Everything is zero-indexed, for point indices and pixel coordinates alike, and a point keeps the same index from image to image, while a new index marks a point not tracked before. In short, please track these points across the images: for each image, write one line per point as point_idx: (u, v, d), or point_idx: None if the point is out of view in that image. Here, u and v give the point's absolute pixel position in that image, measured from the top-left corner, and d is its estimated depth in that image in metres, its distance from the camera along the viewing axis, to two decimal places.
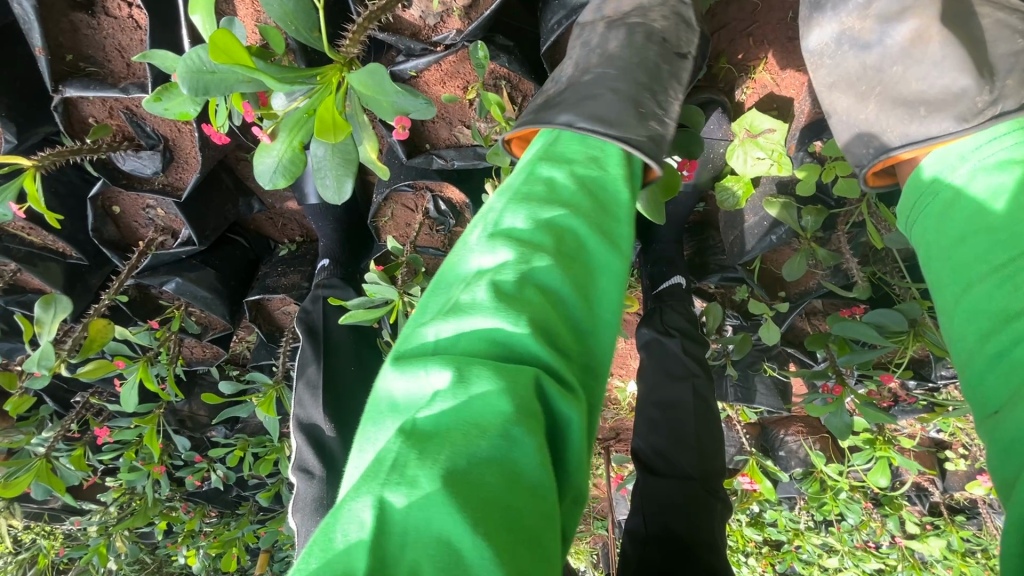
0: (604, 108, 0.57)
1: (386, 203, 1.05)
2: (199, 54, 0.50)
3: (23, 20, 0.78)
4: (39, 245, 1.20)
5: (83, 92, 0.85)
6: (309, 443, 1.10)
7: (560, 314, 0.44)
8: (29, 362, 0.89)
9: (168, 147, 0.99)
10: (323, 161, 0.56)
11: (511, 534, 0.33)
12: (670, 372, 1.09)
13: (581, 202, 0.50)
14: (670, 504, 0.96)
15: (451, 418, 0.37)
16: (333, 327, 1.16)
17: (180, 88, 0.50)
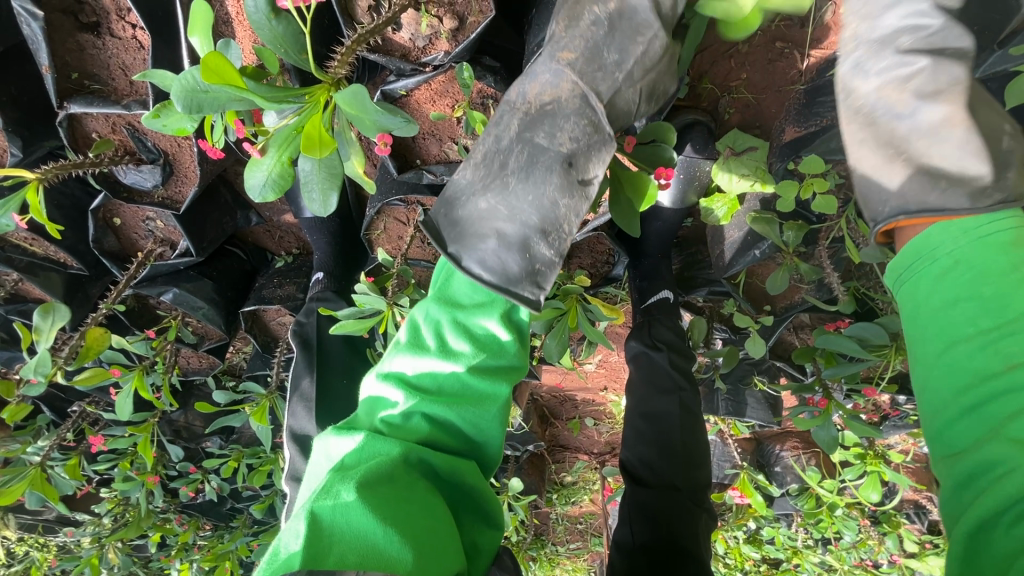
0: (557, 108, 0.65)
1: (379, 217, 1.08)
2: (193, 74, 0.53)
3: (33, 39, 0.82)
4: (40, 255, 1.23)
5: (88, 109, 0.89)
6: (300, 452, 1.11)
7: (445, 432, 0.60)
8: (25, 368, 0.92)
9: (168, 161, 1.03)
10: (310, 176, 0.58)
11: (410, 529, 0.49)
12: (658, 384, 1.10)
13: (463, 353, 0.60)
14: (654, 512, 0.97)
15: (372, 451, 0.55)
16: (327, 337, 1.19)
17: (175, 104, 0.53)
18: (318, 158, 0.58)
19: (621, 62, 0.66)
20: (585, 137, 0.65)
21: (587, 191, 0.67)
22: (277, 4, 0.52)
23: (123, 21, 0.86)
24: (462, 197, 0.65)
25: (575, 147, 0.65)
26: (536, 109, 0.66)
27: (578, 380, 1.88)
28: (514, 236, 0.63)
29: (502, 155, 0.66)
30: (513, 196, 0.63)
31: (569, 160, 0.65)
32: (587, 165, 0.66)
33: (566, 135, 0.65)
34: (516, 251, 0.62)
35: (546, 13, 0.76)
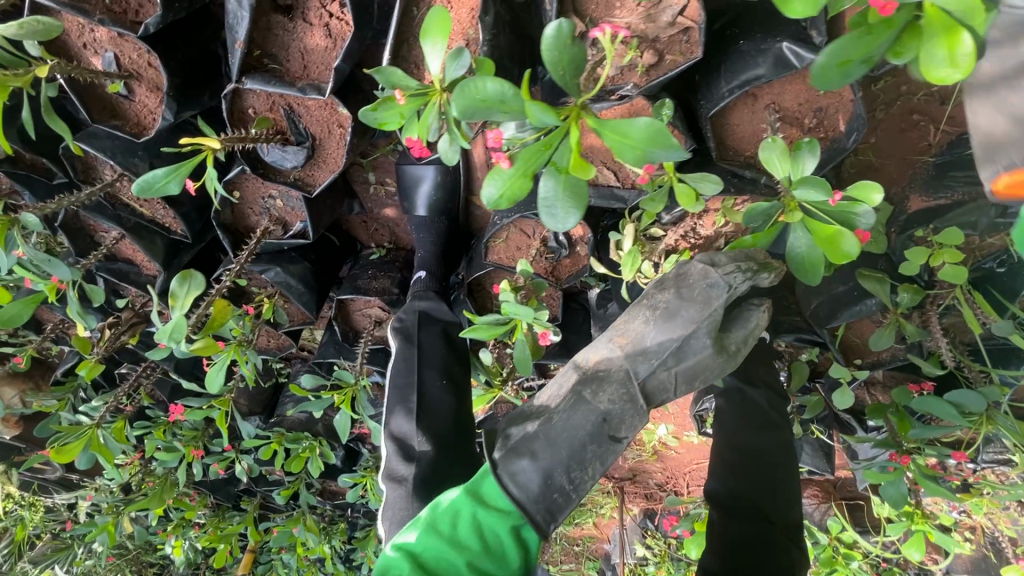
0: (606, 404, 0.87)
1: (505, 226, 1.12)
2: (477, 85, 0.56)
3: (235, 15, 0.85)
4: (147, 217, 1.23)
5: (262, 85, 0.90)
6: (399, 451, 1.08)
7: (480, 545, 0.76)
8: (161, 332, 0.91)
9: (314, 145, 1.04)
10: (551, 195, 0.61)
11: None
12: (753, 417, 1.16)
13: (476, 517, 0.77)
14: (748, 546, 0.95)
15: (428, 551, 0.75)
16: (426, 334, 1.20)
17: (456, 109, 0.57)
18: (564, 179, 0.61)
19: (671, 312, 0.90)
20: (620, 403, 0.87)
21: (617, 447, 0.85)
22: (575, 31, 0.55)
23: (321, 10, 0.88)
24: (518, 429, 0.88)
25: (611, 408, 0.86)
26: (592, 373, 0.91)
27: None
28: (543, 461, 0.82)
29: (560, 398, 0.91)
30: (552, 422, 0.86)
31: (605, 416, 0.86)
32: (620, 425, 0.86)
33: (605, 397, 0.87)
34: (540, 476, 0.81)
35: (741, 61, 0.80)
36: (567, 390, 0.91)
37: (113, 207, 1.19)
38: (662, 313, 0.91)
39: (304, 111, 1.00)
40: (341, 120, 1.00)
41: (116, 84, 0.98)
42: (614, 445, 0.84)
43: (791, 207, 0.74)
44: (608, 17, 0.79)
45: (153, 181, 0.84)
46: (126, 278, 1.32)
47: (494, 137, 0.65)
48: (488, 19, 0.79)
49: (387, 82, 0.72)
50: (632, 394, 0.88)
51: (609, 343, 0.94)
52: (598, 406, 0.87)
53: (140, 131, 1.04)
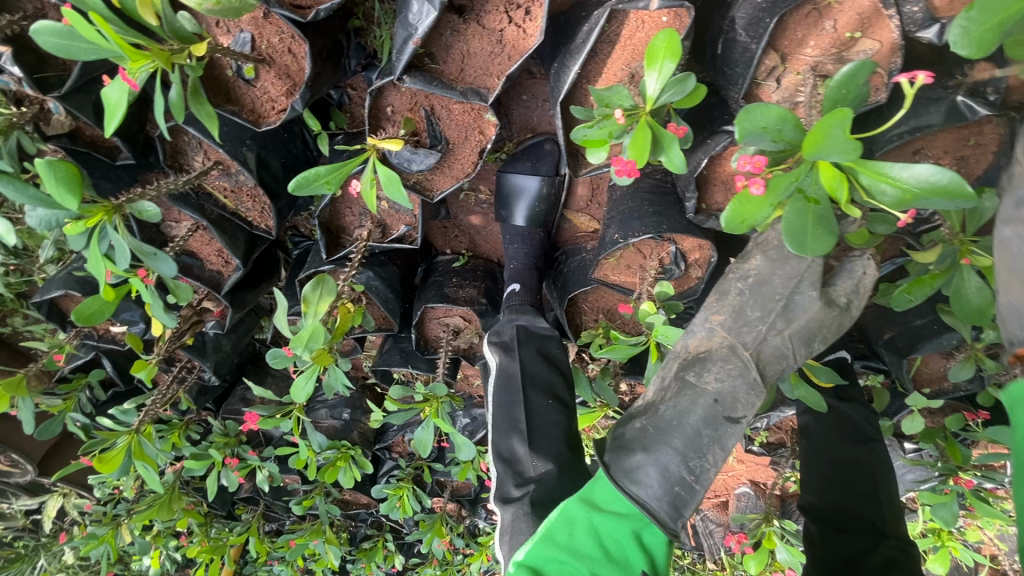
0: (717, 383, 0.86)
1: (622, 246, 1.11)
2: (764, 113, 0.57)
3: (416, 11, 0.79)
4: (230, 209, 1.14)
5: (423, 85, 0.86)
6: (508, 472, 1.04)
7: (605, 553, 0.74)
8: (297, 340, 0.84)
9: (446, 149, 1.00)
10: (796, 226, 0.62)
11: None
12: (845, 429, 1.22)
13: (594, 529, 0.76)
14: (859, 558, 0.96)
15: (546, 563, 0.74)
16: (525, 352, 1.15)
17: (738, 133, 0.58)
18: (813, 211, 0.62)
19: (762, 279, 0.88)
20: (730, 381, 0.86)
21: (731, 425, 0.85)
22: (863, 70, 0.57)
23: (499, 14, 0.84)
24: (626, 427, 0.88)
25: (721, 387, 0.86)
26: (693, 357, 0.90)
27: None
28: (658, 455, 0.82)
29: (663, 387, 0.91)
30: (660, 416, 0.86)
31: (716, 398, 0.86)
32: (733, 403, 0.85)
33: (712, 378, 0.87)
34: (658, 471, 0.81)
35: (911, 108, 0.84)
36: (668, 381, 0.91)
37: (197, 196, 1.09)
38: (754, 281, 0.88)
39: (445, 114, 0.96)
40: (483, 128, 0.97)
41: (247, 68, 0.90)
42: (731, 425, 0.84)
43: (964, 249, 0.78)
44: (797, 54, 0.79)
45: (315, 175, 0.78)
46: (190, 272, 1.21)
47: (749, 163, 0.63)
48: (686, 43, 0.78)
49: (605, 99, 0.70)
50: (745, 370, 0.86)
51: (704, 322, 0.92)
52: (706, 392, 0.86)
53: (258, 119, 0.96)
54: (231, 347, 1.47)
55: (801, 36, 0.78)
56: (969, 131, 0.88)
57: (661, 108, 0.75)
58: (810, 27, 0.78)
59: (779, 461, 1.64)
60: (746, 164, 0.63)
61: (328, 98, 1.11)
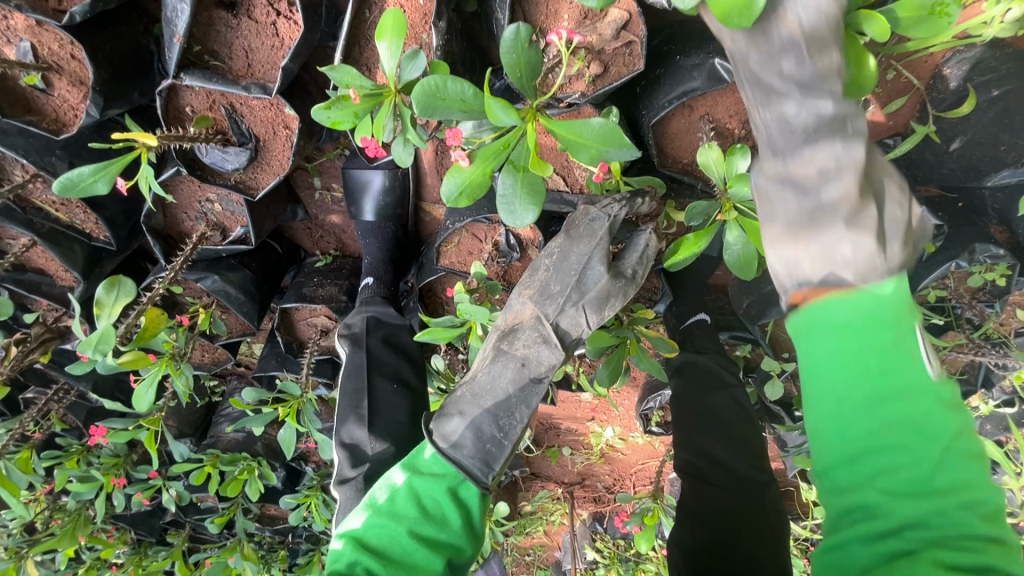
0: (525, 350, 0.86)
1: (456, 231, 1.13)
2: (436, 84, 0.60)
3: (175, 8, 0.80)
4: (64, 222, 1.13)
5: (203, 82, 0.87)
6: (349, 459, 1.04)
7: (425, 514, 0.72)
8: (84, 344, 0.84)
9: (258, 146, 1.00)
10: (509, 192, 0.65)
11: (420, 551, 0.70)
12: (704, 378, 1.18)
13: (416, 494, 0.74)
14: (717, 514, 0.95)
15: (371, 533, 0.72)
16: (373, 341, 1.14)
17: (418, 106, 0.60)
18: (522, 176, 0.65)
19: (567, 252, 0.86)
20: (536, 346, 0.85)
21: (537, 387, 0.85)
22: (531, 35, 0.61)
23: (268, 8, 0.85)
24: (445, 402, 0.86)
25: (528, 353, 0.86)
26: (508, 327, 0.89)
27: (568, 407, 1.94)
28: (472, 416, 0.81)
29: (481, 359, 0.89)
30: (475, 385, 0.85)
31: (523, 361, 0.86)
32: (538, 365, 0.85)
33: (521, 344, 0.86)
34: (471, 431, 0.80)
35: (679, 76, 0.86)
36: (486, 350, 0.89)
37: (24, 211, 1.09)
38: (556, 257, 0.87)
39: (247, 111, 0.96)
40: (287, 122, 0.98)
41: (32, 76, 0.90)
42: (536, 386, 0.85)
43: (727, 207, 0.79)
44: (553, 27, 0.81)
45: (80, 178, 0.78)
46: (36, 290, 1.20)
47: (453, 135, 0.70)
48: (441, 23, 0.79)
49: (340, 80, 0.71)
50: (545, 333, 0.85)
51: (517, 294, 0.89)
52: (515, 358, 0.86)
53: (59, 127, 0.96)
54: None
55: (553, 9, 0.81)
56: None
57: (413, 87, 0.76)
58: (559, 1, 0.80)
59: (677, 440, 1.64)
60: (449, 139, 0.69)
61: (152, 106, 1.10)
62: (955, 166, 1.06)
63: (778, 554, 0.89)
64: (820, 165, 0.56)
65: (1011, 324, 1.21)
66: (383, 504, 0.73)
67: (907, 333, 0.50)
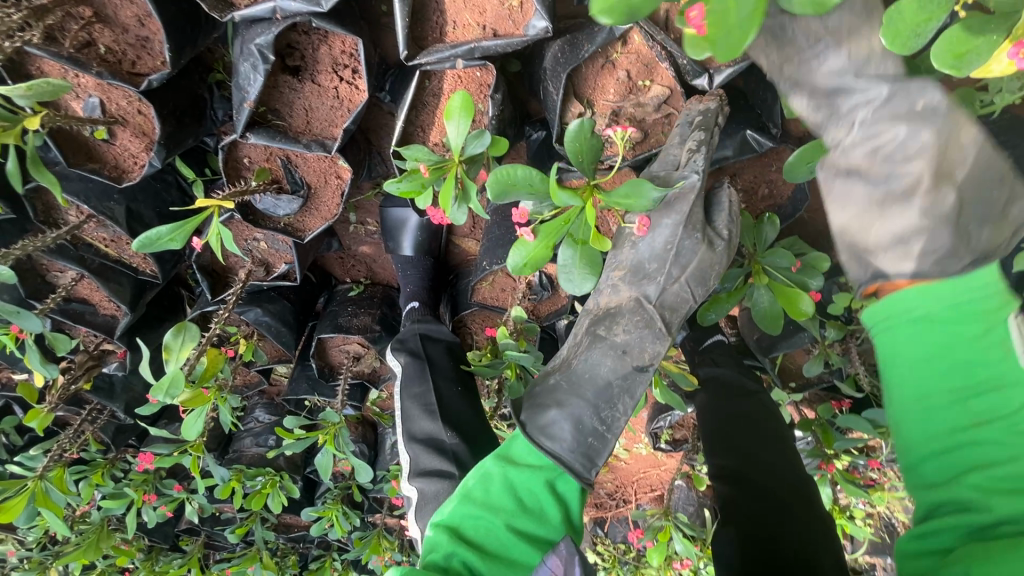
0: (626, 337, 0.80)
1: (492, 271, 1.19)
2: (510, 172, 0.66)
3: (247, 76, 0.85)
4: (112, 257, 1.17)
5: (267, 140, 0.92)
6: (429, 450, 1.00)
7: (524, 506, 0.67)
8: (156, 388, 0.89)
9: (309, 193, 1.05)
10: (570, 262, 0.72)
11: (523, 546, 0.64)
12: (731, 393, 1.20)
13: (517, 482, 0.69)
14: (762, 516, 0.92)
15: (467, 522, 0.66)
16: (432, 350, 1.15)
17: (492, 192, 0.66)
18: (581, 250, 0.71)
19: (664, 230, 0.81)
20: (638, 333, 0.80)
21: (641, 376, 0.79)
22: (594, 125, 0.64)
23: (332, 73, 0.90)
24: (537, 388, 0.81)
25: (629, 340, 0.80)
26: (603, 312, 0.84)
27: None
28: (571, 408, 0.75)
29: (576, 345, 0.85)
30: (573, 374, 0.79)
31: (625, 349, 0.80)
32: (641, 352, 0.80)
33: (621, 330, 0.81)
34: (572, 424, 0.74)
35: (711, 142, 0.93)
36: (582, 336, 0.85)
37: (76, 248, 1.13)
38: (649, 233, 0.83)
39: (301, 162, 1.02)
40: (339, 172, 1.03)
41: (99, 130, 0.94)
42: (642, 374, 0.79)
43: (754, 267, 0.88)
44: (600, 99, 0.87)
45: (157, 237, 0.83)
46: (81, 320, 1.24)
47: (518, 214, 0.75)
48: (497, 96, 0.86)
49: (411, 156, 0.78)
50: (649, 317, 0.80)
51: (609, 280, 0.86)
52: (617, 343, 0.80)
53: (119, 175, 0.99)
54: (141, 387, 1.49)
55: (601, 83, 0.86)
56: (771, 158, 0.98)
57: (474, 158, 0.82)
58: (606, 76, 0.86)
59: (686, 456, 1.73)
60: (515, 215, 0.73)
61: (201, 147, 1.14)
62: None
63: (830, 553, 0.85)
64: (879, 165, 0.56)
65: None
66: (480, 494, 0.68)
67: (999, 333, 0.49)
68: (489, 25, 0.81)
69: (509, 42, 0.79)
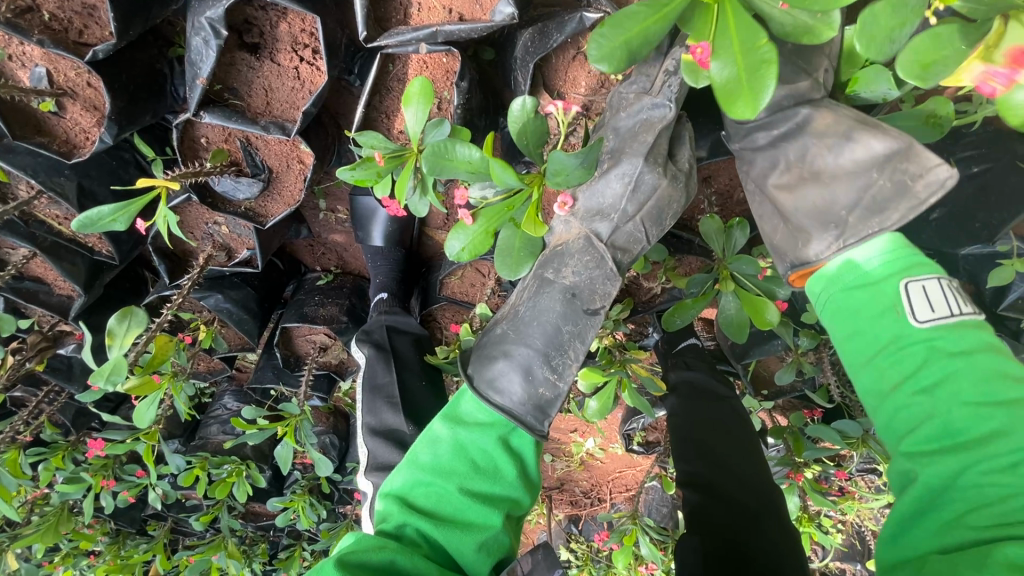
0: (576, 274, 0.71)
1: (462, 266, 1.16)
2: (449, 146, 0.63)
3: (199, 51, 0.81)
4: (67, 235, 1.13)
5: (223, 120, 0.88)
6: (390, 443, 0.97)
7: (476, 467, 0.63)
8: (97, 374, 0.85)
9: (270, 177, 1.01)
10: (508, 247, 0.68)
11: (477, 506, 0.61)
12: (701, 395, 1.18)
13: (467, 442, 0.64)
14: (727, 524, 0.89)
15: (418, 490, 0.62)
16: (398, 341, 1.10)
17: (425, 166, 0.64)
18: (522, 235, 0.68)
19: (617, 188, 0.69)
20: (588, 272, 0.71)
21: (592, 320, 0.71)
22: (538, 104, 0.61)
23: (292, 53, 0.86)
24: (487, 337, 0.74)
25: (578, 281, 0.71)
26: (551, 252, 0.74)
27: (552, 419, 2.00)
28: (519, 358, 0.68)
29: (523, 289, 0.76)
30: (520, 322, 0.71)
31: (573, 290, 0.71)
32: (591, 296, 0.71)
33: (570, 270, 0.71)
34: (520, 374, 0.67)
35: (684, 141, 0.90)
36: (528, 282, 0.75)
37: (27, 225, 1.09)
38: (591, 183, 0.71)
39: (262, 144, 0.98)
40: (302, 157, 0.99)
41: (46, 101, 0.90)
42: (592, 318, 0.71)
43: (723, 274, 0.85)
44: (571, 93, 0.84)
45: (99, 217, 0.79)
46: (34, 299, 1.20)
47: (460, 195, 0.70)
48: (463, 84, 0.82)
49: (367, 143, 0.74)
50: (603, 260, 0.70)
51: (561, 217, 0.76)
52: (565, 285, 0.71)
53: (70, 151, 0.97)
54: None
55: (572, 76, 0.83)
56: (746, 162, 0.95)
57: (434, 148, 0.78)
58: (577, 69, 0.83)
59: (658, 458, 1.72)
60: (455, 198, 0.69)
61: (160, 124, 1.10)
62: None
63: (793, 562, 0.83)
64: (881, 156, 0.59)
65: None
66: (430, 460, 0.64)
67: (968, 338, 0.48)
68: (455, 8, 0.78)
69: (475, 28, 0.75)
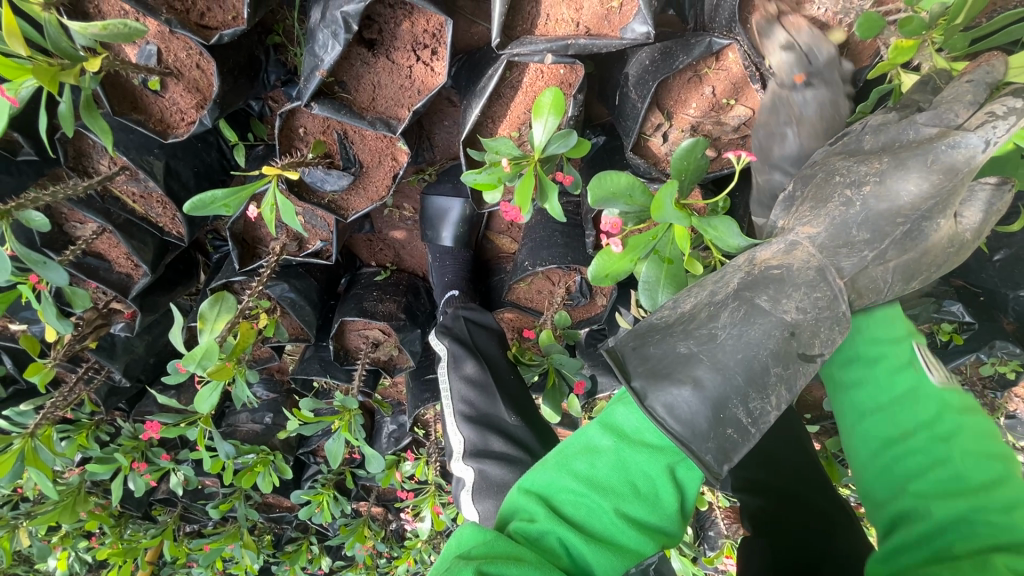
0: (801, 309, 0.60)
1: (533, 273, 1.17)
2: (614, 179, 0.63)
3: (323, 44, 0.82)
4: (139, 213, 1.12)
5: (332, 112, 0.88)
6: (485, 429, 0.97)
7: (637, 493, 0.60)
8: (190, 358, 0.84)
9: (360, 171, 1.01)
10: (652, 280, 0.69)
11: (631, 533, 0.58)
12: None
13: (631, 464, 0.61)
14: (808, 533, 0.89)
15: (568, 497, 0.61)
16: (479, 338, 1.12)
17: (591, 196, 0.64)
18: (666, 269, 0.69)
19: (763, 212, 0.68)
20: (814, 305, 0.60)
21: (806, 368, 0.60)
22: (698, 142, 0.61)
23: (408, 51, 0.87)
24: (660, 339, 0.62)
25: (801, 319, 0.60)
26: (758, 275, 0.62)
27: None
28: (713, 391, 0.58)
29: (711, 306, 0.63)
30: (716, 350, 0.59)
31: (792, 329, 0.60)
32: (811, 343, 0.60)
33: (793, 305, 0.60)
34: (708, 407, 0.57)
35: None
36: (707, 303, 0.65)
37: (103, 200, 1.07)
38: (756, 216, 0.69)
39: (358, 138, 0.98)
40: (396, 154, 0.99)
41: (152, 80, 0.89)
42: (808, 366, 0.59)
43: None
44: (682, 113, 0.86)
45: (212, 200, 0.78)
46: (94, 275, 1.18)
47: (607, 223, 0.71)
48: (580, 96, 0.84)
49: (493, 149, 0.75)
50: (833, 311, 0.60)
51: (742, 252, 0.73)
52: (782, 327, 0.60)
53: (165, 131, 0.94)
54: (143, 350, 1.42)
55: (685, 97, 0.86)
56: None
57: (552, 157, 0.79)
58: (691, 90, 0.85)
59: None
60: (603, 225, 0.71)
61: (244, 110, 1.09)
62: (995, 274, 1.14)
63: None
64: None
65: (1012, 407, 1.31)
66: (586, 471, 0.62)
67: (909, 354, 0.59)
68: (583, 22, 0.80)
69: (607, 43, 0.77)
